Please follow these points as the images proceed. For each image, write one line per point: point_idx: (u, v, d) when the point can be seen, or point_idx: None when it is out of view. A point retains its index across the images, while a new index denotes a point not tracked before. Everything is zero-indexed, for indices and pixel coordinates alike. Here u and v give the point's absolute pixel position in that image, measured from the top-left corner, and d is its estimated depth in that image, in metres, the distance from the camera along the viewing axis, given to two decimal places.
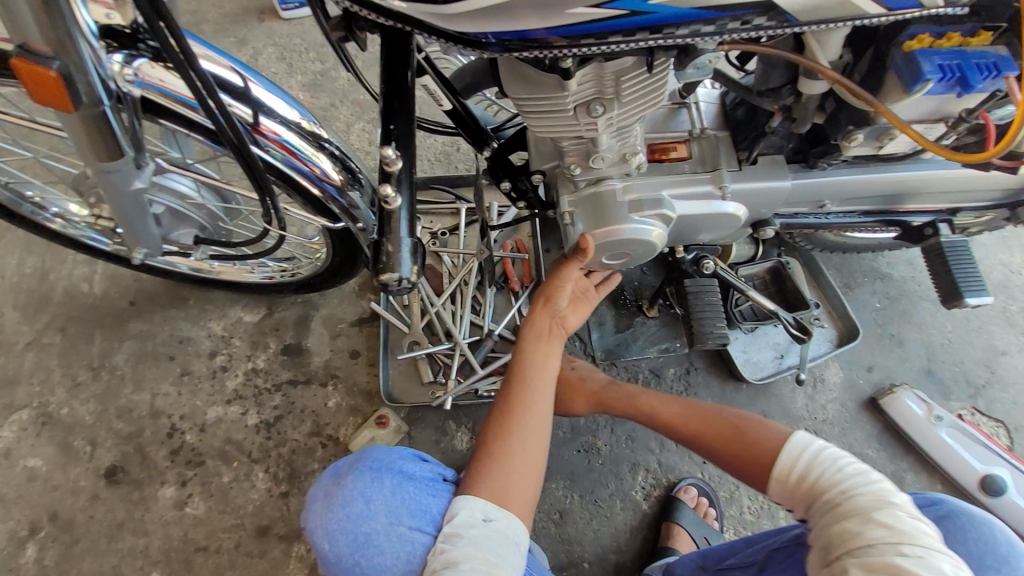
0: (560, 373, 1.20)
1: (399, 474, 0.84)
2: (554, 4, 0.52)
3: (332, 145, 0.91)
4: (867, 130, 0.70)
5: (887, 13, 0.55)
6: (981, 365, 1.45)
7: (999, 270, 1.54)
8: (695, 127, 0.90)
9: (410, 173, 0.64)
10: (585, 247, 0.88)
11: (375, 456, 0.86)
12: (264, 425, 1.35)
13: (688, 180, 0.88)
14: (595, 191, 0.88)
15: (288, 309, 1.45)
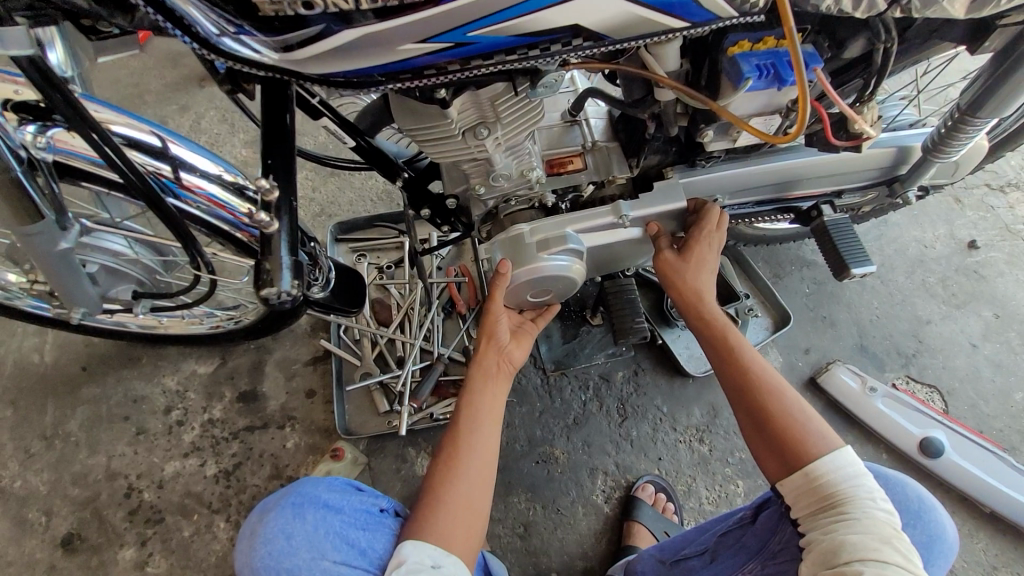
0: (704, 279, 0.97)
1: (323, 508, 0.91)
2: (385, 44, 0.59)
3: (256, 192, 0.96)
4: (715, 126, 0.80)
5: (693, 25, 0.63)
6: (910, 336, 1.53)
7: (913, 246, 1.65)
8: (587, 141, 0.97)
9: (288, 200, 0.72)
10: (503, 272, 0.95)
11: (300, 491, 0.93)
12: (223, 474, 1.35)
13: (591, 215, 0.97)
14: (508, 236, 0.97)
15: (241, 357, 1.48)
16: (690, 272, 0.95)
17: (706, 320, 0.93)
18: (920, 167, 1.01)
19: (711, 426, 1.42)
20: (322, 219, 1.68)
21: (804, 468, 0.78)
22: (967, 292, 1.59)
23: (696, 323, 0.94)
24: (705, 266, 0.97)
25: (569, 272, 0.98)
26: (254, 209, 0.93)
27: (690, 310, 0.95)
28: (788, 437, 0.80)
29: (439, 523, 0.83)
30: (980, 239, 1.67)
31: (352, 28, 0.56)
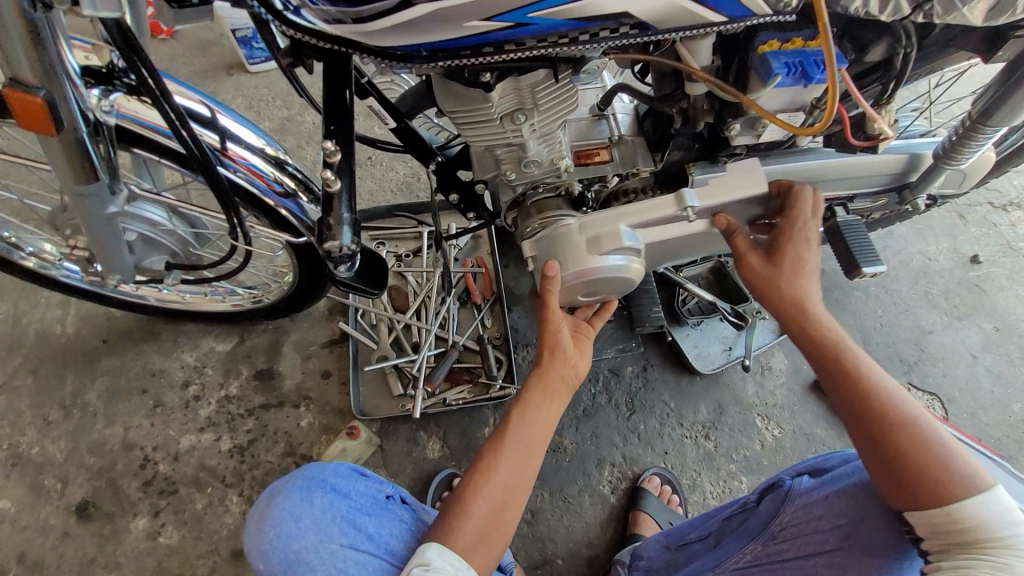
0: (807, 286, 0.90)
1: (331, 492, 0.93)
2: (449, 20, 0.64)
3: (295, 169, 1.01)
4: (742, 120, 0.85)
5: (730, 21, 0.68)
6: (912, 344, 1.57)
7: (917, 258, 1.70)
8: (614, 135, 1.01)
9: (349, 166, 0.76)
10: (551, 274, 0.99)
11: (307, 475, 0.94)
12: (237, 449, 1.37)
13: (653, 210, 1.00)
14: (556, 232, 1.01)
15: (259, 336, 1.51)
16: (788, 279, 0.90)
17: (818, 335, 0.86)
18: (931, 174, 1.05)
19: (716, 423, 1.45)
20: None
21: (944, 504, 0.72)
22: (969, 305, 1.63)
23: (802, 339, 0.87)
24: (804, 270, 0.91)
25: (625, 270, 1.03)
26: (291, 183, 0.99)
27: (790, 319, 0.89)
28: (921, 469, 0.73)
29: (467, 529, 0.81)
30: (982, 254, 1.71)
31: (418, 3, 0.61)
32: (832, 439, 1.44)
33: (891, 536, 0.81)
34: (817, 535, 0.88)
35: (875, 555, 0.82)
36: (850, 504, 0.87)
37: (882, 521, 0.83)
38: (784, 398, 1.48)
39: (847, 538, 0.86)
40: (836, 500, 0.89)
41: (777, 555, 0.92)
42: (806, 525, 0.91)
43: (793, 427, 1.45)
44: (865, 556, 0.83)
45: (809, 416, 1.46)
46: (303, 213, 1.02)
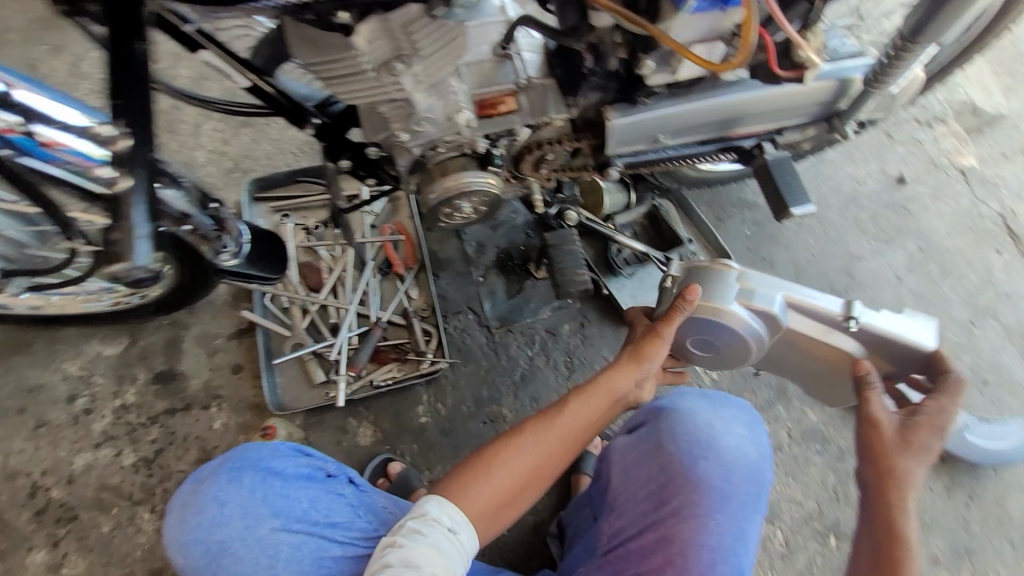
0: (910, 457, 0.79)
1: (264, 470, 0.80)
2: None
3: None
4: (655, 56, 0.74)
5: None
6: (842, 272, 1.57)
7: (847, 183, 1.68)
8: (520, 77, 0.86)
9: (143, 151, 0.67)
10: (690, 296, 0.90)
11: (240, 454, 0.81)
12: (143, 462, 1.24)
13: (811, 300, 0.96)
14: (713, 266, 0.96)
15: (154, 334, 1.33)
16: (905, 459, 0.79)
17: (903, 502, 0.76)
18: (862, 99, 0.99)
19: (656, 373, 1.43)
20: (237, 175, 1.50)
21: None
22: (895, 227, 1.64)
23: (889, 494, 0.77)
24: (927, 457, 0.80)
25: (753, 339, 0.97)
26: None
27: (878, 458, 0.80)
28: None
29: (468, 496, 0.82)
30: (907, 174, 1.71)
31: None
32: (768, 376, 1.45)
33: (696, 490, 0.81)
34: (640, 508, 0.85)
35: (691, 514, 0.79)
36: (657, 467, 0.86)
37: (686, 476, 0.82)
38: None
39: (662, 503, 0.83)
40: (647, 463, 0.87)
41: (617, 538, 0.84)
42: (628, 497, 0.87)
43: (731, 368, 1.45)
44: (683, 518, 0.80)
45: None
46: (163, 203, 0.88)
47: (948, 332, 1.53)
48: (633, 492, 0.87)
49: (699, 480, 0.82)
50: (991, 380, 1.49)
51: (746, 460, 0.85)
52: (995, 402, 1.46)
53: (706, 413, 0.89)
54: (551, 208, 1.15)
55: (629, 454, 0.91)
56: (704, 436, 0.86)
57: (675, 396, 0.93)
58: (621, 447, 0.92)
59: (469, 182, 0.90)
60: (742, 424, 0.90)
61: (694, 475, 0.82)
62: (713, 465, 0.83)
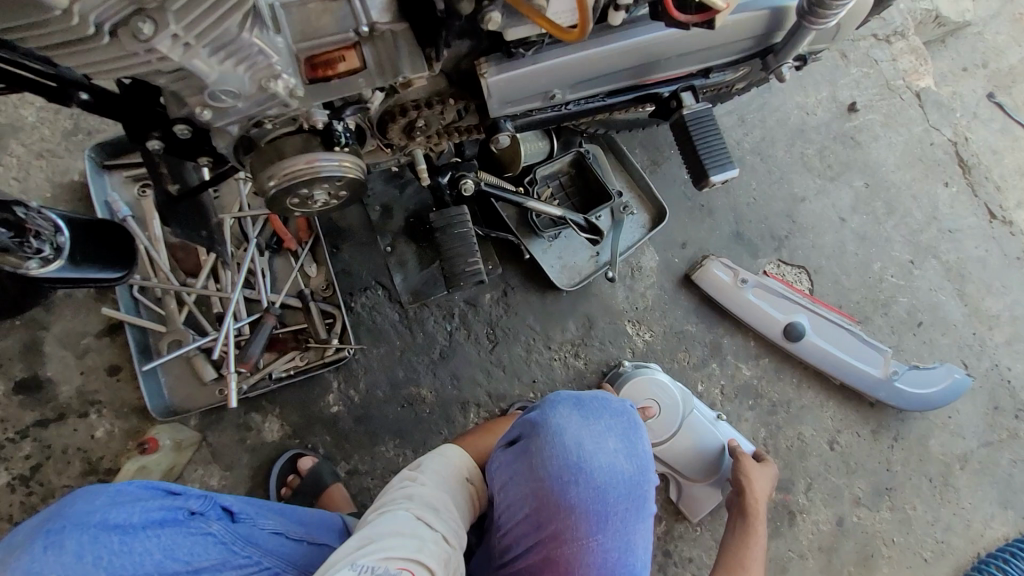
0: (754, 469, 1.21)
1: (99, 528, 0.73)
2: None
3: None
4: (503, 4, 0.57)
5: None
6: (784, 216, 1.46)
7: (795, 114, 1.53)
8: (359, 25, 0.65)
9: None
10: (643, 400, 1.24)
11: (68, 513, 0.73)
12: (19, 481, 1.12)
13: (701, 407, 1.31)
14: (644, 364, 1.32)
15: (7, 338, 1.16)
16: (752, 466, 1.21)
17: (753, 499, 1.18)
18: (796, 35, 0.81)
19: (586, 339, 1.34)
20: (80, 138, 1.25)
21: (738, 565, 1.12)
22: (842, 162, 1.52)
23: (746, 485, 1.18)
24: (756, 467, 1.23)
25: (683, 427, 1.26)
26: None
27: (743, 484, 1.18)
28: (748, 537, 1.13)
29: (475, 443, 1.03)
30: (860, 100, 1.56)
31: None
32: (703, 333, 1.37)
33: (572, 515, 0.72)
34: (516, 535, 0.75)
35: (571, 539, 0.72)
36: (527, 496, 0.74)
37: (559, 502, 0.73)
38: (655, 299, 1.37)
39: (539, 530, 0.73)
40: (516, 490, 0.76)
41: (503, 563, 0.77)
42: (503, 525, 0.77)
43: (665, 328, 1.36)
44: (563, 543, 0.72)
45: (680, 313, 1.38)
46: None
47: (888, 275, 1.47)
48: (505, 522, 0.76)
49: (571, 507, 0.73)
50: (925, 322, 1.45)
51: (622, 475, 0.76)
52: (927, 344, 1.44)
53: (576, 428, 0.77)
54: (442, 176, 0.97)
55: (495, 481, 0.78)
56: (575, 458, 0.75)
57: (547, 407, 0.80)
58: (491, 471, 0.80)
59: (320, 167, 0.71)
60: (617, 433, 0.79)
61: (567, 500, 0.73)
62: (586, 489, 0.73)
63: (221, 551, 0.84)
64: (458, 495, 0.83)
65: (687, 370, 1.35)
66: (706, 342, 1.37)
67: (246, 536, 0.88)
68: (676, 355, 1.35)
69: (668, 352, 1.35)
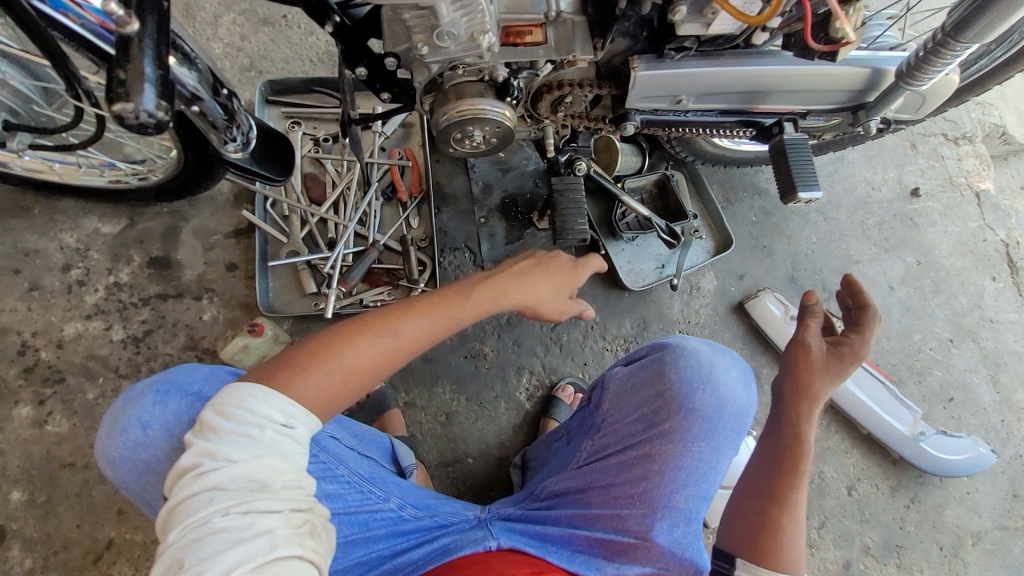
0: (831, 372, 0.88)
1: (191, 396, 0.83)
2: None
3: None
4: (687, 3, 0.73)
5: None
6: (836, 273, 1.59)
7: (862, 187, 1.67)
8: (551, 10, 0.84)
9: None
10: None
11: (169, 379, 0.84)
12: (131, 340, 1.28)
13: None
14: None
15: (153, 220, 1.35)
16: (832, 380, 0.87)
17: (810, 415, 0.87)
18: (890, 95, 0.97)
19: (639, 338, 1.45)
20: (252, 75, 1.48)
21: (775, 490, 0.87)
22: (898, 237, 1.65)
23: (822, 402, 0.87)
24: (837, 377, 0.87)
25: None
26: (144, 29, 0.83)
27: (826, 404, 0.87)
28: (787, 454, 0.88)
29: (308, 380, 0.65)
30: (923, 187, 1.70)
31: None
32: (746, 359, 1.48)
33: (689, 417, 0.87)
34: (628, 427, 0.91)
35: (680, 438, 0.87)
36: (653, 393, 0.90)
37: (682, 405, 0.88)
38: (707, 317, 1.49)
39: (652, 425, 0.89)
40: (642, 390, 0.92)
41: (601, 450, 0.92)
42: (619, 416, 0.93)
43: None
44: (672, 440, 0.87)
45: (728, 335, 1.49)
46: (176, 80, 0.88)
47: (927, 347, 1.56)
48: (623, 413, 0.93)
49: (690, 413, 0.88)
50: (956, 398, 1.53)
51: (737, 401, 0.90)
52: (955, 419, 1.51)
53: (708, 354, 0.93)
54: (562, 155, 1.14)
55: (624, 381, 0.95)
56: (704, 372, 0.90)
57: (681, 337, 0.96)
58: (620, 374, 0.96)
59: (483, 110, 0.89)
60: (737, 371, 0.94)
61: (688, 404, 0.88)
62: (707, 398, 0.88)
63: None
64: (288, 442, 0.61)
65: None
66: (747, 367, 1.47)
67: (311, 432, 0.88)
68: None
69: None
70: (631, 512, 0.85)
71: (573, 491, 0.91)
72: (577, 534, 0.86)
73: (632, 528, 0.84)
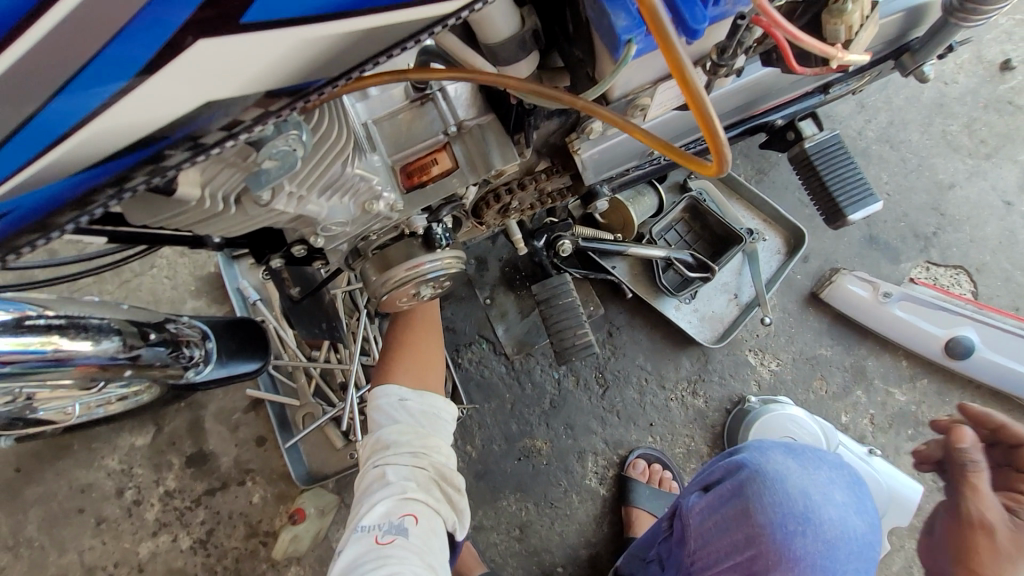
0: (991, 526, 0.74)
1: None
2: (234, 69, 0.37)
3: (51, 318, 0.74)
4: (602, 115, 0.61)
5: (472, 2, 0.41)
6: (928, 210, 1.25)
7: (932, 87, 1.30)
8: (449, 124, 0.66)
9: None
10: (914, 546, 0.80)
11: None
12: (199, 544, 1.28)
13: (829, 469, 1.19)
14: None
15: (176, 418, 1.33)
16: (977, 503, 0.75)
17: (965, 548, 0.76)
18: (942, 33, 0.67)
19: (704, 375, 1.24)
20: None
21: None
22: (1000, 134, 1.28)
23: None
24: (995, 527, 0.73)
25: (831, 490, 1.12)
26: (61, 341, 0.73)
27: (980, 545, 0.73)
28: None
29: (405, 368, 0.91)
30: (1014, 56, 1.31)
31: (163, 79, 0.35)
32: (841, 356, 1.21)
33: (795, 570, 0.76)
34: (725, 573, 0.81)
35: None
36: (743, 539, 0.80)
37: (782, 554, 0.77)
38: (779, 323, 1.24)
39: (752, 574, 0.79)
40: (730, 531, 0.82)
41: None
42: (711, 560, 0.82)
43: (794, 354, 1.22)
44: None
45: (810, 335, 1.23)
46: (105, 357, 0.79)
47: None
48: (716, 555, 0.82)
49: (799, 559, 0.77)
50: None
51: (853, 531, 0.79)
52: None
53: (798, 476, 0.81)
54: (538, 239, 0.93)
55: (706, 516, 0.84)
56: (802, 508, 0.79)
57: (761, 454, 0.84)
58: (698, 508, 0.86)
59: (425, 270, 0.71)
60: (840, 486, 0.82)
61: (787, 554, 0.77)
62: (813, 543, 0.77)
63: None
64: (422, 416, 0.84)
65: (826, 400, 1.20)
66: (846, 366, 1.21)
67: None
68: (811, 384, 1.21)
69: (801, 381, 1.21)
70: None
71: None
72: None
73: None
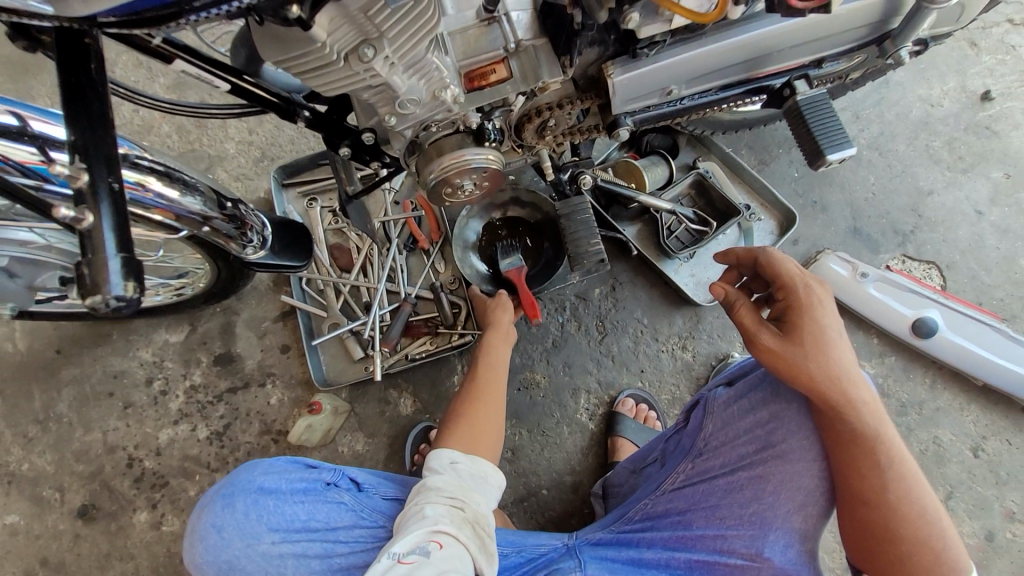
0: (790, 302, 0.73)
1: (258, 492, 0.89)
2: None
3: (149, 162, 0.89)
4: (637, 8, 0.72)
5: None
6: (908, 211, 1.40)
7: (920, 106, 1.47)
8: (509, 43, 0.79)
9: (103, 178, 0.52)
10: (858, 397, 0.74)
11: (236, 479, 0.91)
12: (215, 435, 1.38)
13: None
14: None
15: (210, 321, 1.45)
16: (792, 314, 0.72)
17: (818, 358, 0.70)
18: (917, 17, 0.84)
19: (694, 333, 1.37)
20: (265, 164, 1.54)
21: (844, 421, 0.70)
22: (976, 153, 1.44)
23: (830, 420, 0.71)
24: (799, 330, 0.70)
25: None
26: (151, 179, 0.88)
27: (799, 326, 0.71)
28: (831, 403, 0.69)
29: (461, 434, 1.01)
30: (994, 88, 1.48)
31: None
32: None
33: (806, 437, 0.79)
34: (740, 448, 0.85)
35: (796, 459, 0.79)
36: (765, 416, 0.83)
37: (797, 424, 0.79)
38: None
39: (766, 446, 0.82)
40: (754, 411, 0.84)
41: (705, 473, 0.88)
42: (727, 438, 0.86)
43: None
44: (784, 462, 0.80)
45: None
46: (185, 210, 0.93)
47: None
48: (735, 433, 0.85)
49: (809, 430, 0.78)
50: None
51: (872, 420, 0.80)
52: None
53: None
54: (563, 172, 1.08)
55: (732, 403, 0.87)
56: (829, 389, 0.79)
57: None
58: (721, 400, 0.89)
59: (468, 160, 0.86)
60: None
61: (808, 423, 0.78)
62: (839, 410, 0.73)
63: (353, 516, 0.92)
64: (468, 475, 0.94)
65: None
66: None
67: (374, 503, 0.94)
68: None
69: None
70: (738, 534, 0.83)
71: (672, 513, 0.89)
72: (676, 557, 0.86)
73: (739, 549, 0.82)
